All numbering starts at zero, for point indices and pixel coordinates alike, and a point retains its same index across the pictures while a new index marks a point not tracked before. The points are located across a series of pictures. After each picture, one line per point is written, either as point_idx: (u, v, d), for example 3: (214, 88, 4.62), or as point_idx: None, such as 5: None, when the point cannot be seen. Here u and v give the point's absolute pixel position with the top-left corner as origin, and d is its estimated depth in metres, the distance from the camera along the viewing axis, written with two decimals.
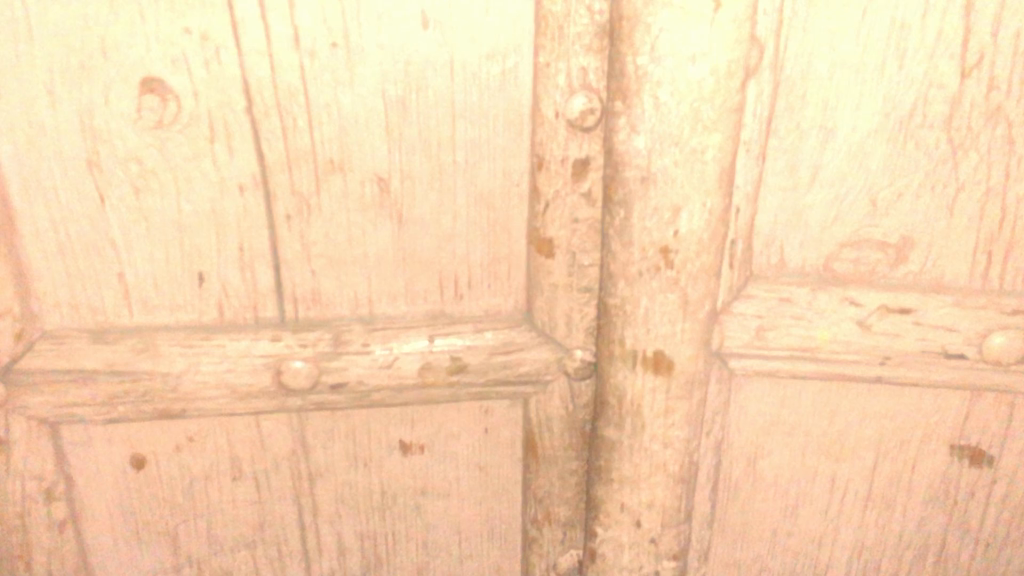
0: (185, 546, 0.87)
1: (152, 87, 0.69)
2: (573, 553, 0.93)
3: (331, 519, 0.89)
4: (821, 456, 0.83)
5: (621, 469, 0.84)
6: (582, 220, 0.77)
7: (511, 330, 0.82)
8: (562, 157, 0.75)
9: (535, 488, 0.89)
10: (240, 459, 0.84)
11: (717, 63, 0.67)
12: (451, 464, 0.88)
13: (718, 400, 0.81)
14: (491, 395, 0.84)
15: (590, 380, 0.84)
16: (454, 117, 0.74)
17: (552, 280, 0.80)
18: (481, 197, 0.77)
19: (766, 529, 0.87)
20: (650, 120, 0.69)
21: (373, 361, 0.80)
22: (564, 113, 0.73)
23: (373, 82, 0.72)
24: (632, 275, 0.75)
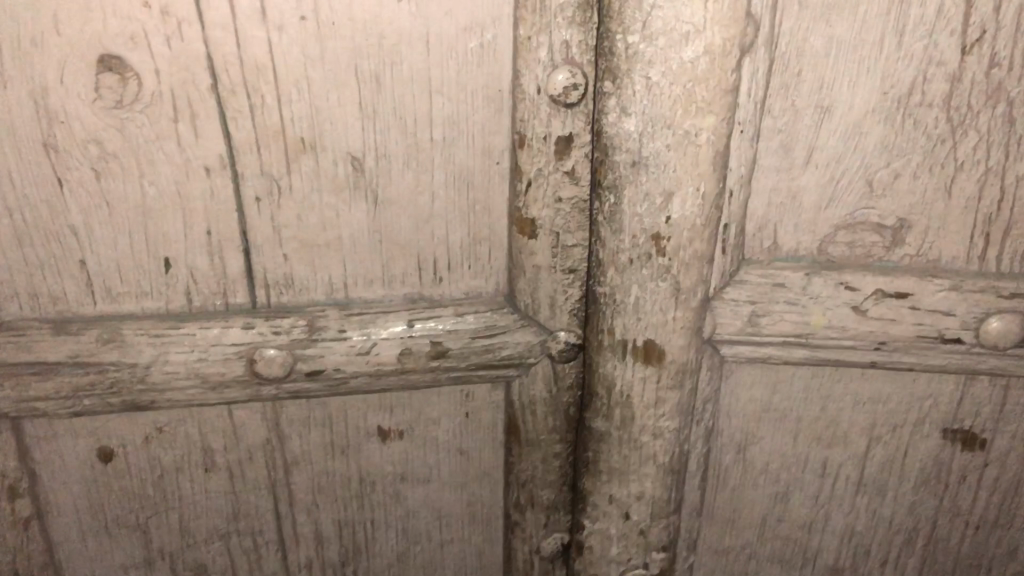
0: (156, 539, 0.84)
1: (110, 65, 0.65)
2: (557, 537, 0.90)
3: (308, 508, 0.86)
4: (812, 442, 0.82)
5: (610, 461, 0.81)
6: (566, 199, 0.73)
7: (493, 313, 0.78)
8: (544, 134, 0.71)
9: (518, 472, 0.86)
10: (213, 449, 0.81)
11: (712, 41, 0.63)
12: (431, 449, 0.86)
13: (709, 388, 0.78)
14: (473, 378, 0.80)
15: (574, 363, 0.80)
16: (432, 94, 0.70)
17: (535, 262, 0.76)
18: (461, 177, 0.74)
19: (755, 514, 0.87)
20: (642, 102, 0.65)
21: (350, 348, 0.77)
22: (545, 89, 0.69)
23: (345, 58, 0.67)
24: (622, 264, 0.71)
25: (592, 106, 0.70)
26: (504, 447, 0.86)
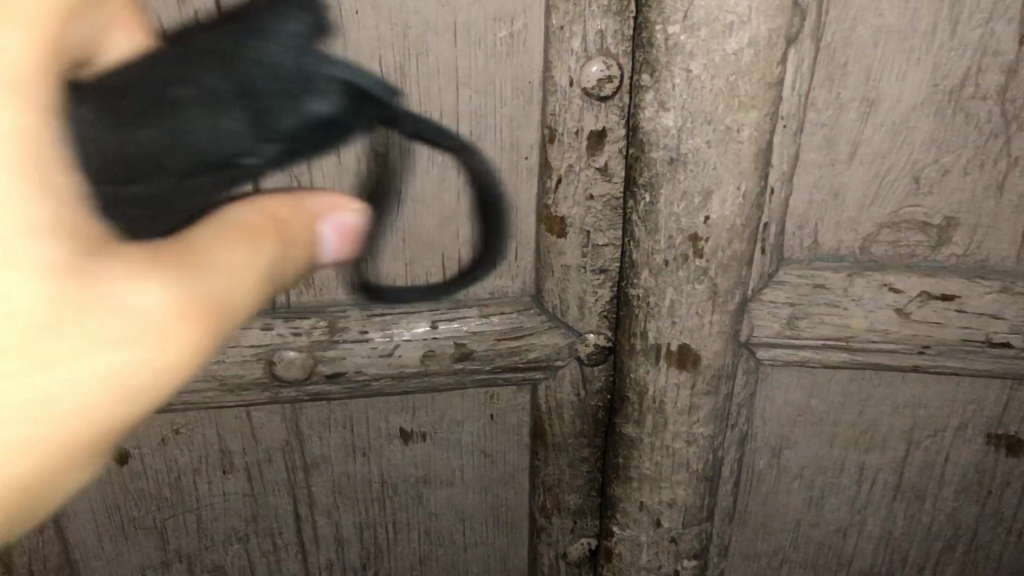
0: (174, 541, 0.83)
1: None
2: (584, 543, 0.87)
3: (327, 510, 0.84)
4: (849, 447, 0.79)
5: (641, 469, 0.79)
6: (598, 196, 0.70)
7: (520, 314, 0.75)
8: (576, 129, 0.67)
9: (544, 476, 0.84)
10: (232, 451, 0.79)
11: (757, 32, 0.59)
12: (454, 452, 0.83)
13: (745, 391, 0.76)
14: (498, 381, 0.78)
15: (604, 366, 0.78)
16: (459, 85, 0.66)
17: (564, 262, 0.73)
18: (486, 173, 0.69)
19: (788, 521, 0.84)
20: (681, 96, 0.62)
21: (372, 349, 0.74)
22: (578, 82, 0.65)
23: (368, 49, 0.64)
24: (657, 266, 0.69)
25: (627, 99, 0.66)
26: (529, 450, 0.84)
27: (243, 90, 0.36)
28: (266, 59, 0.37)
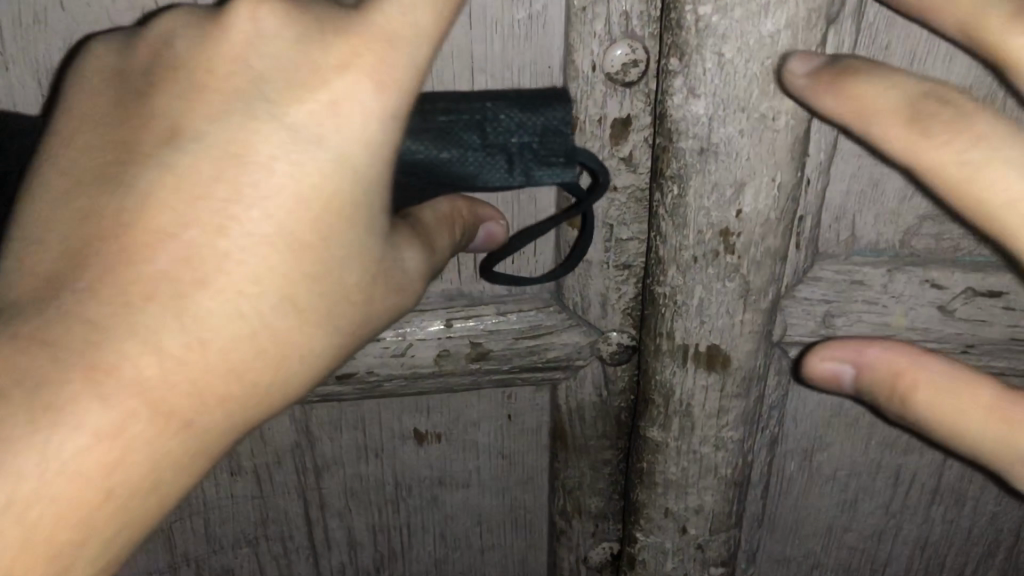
0: (181, 544, 0.81)
1: None
2: (605, 547, 0.86)
3: (340, 513, 0.82)
4: (885, 448, 0.77)
5: (666, 474, 0.77)
6: (621, 188, 0.66)
7: (539, 312, 0.71)
8: (599, 116, 0.63)
9: (565, 479, 0.81)
10: (240, 453, 0.76)
11: (795, 14, 0.55)
12: (471, 453, 0.80)
13: (776, 395, 0.74)
14: (517, 381, 0.75)
15: (627, 366, 0.74)
16: (474, 70, 0.61)
17: (586, 257, 0.69)
18: None
19: (820, 525, 0.83)
20: (712, 81, 0.58)
21: (385, 349, 0.71)
22: (601, 66, 0.61)
23: None
24: (685, 262, 0.66)
25: (653, 85, 0.62)
26: (549, 452, 0.81)
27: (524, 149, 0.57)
28: (554, 122, 0.57)
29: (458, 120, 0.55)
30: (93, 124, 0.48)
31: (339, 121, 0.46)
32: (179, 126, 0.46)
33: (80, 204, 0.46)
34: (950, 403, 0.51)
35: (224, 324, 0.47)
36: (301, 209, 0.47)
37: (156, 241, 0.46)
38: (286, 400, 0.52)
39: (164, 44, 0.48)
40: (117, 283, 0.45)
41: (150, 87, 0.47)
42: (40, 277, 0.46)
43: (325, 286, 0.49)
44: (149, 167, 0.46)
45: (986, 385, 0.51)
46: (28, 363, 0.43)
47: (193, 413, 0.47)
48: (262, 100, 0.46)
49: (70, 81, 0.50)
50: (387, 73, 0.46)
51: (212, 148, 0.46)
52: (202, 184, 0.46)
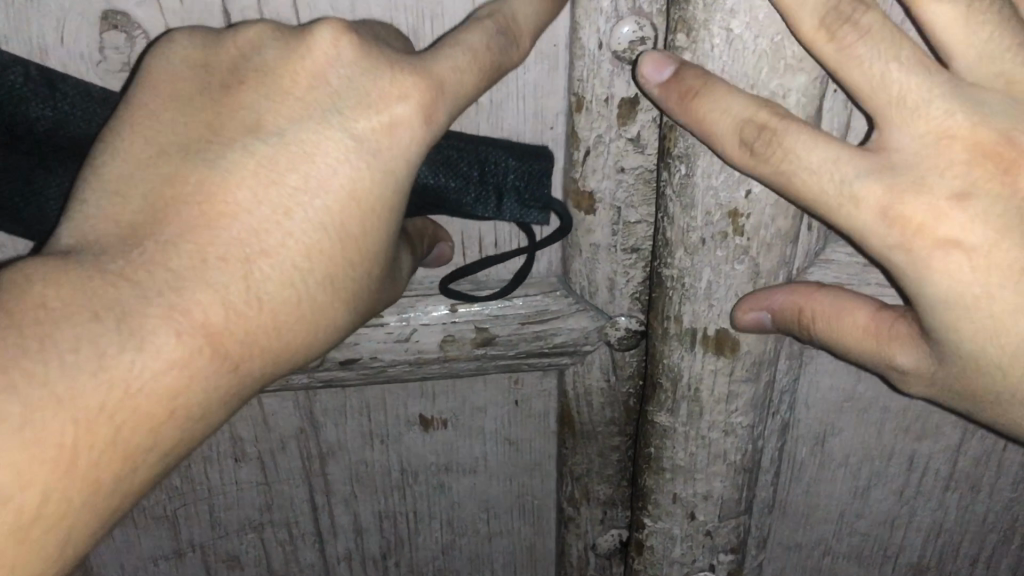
0: (186, 531, 0.80)
1: (115, 23, 0.58)
2: (614, 534, 0.85)
3: (346, 500, 0.81)
4: (899, 434, 0.75)
5: (674, 459, 0.76)
6: (629, 169, 0.64)
7: (546, 296, 0.71)
8: (606, 97, 0.61)
9: (572, 466, 0.80)
10: (244, 439, 0.75)
11: None
12: (477, 440, 0.79)
13: (787, 379, 0.73)
14: (523, 367, 0.74)
15: (635, 351, 0.73)
16: None
17: (592, 241, 0.68)
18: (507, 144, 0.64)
19: (831, 511, 0.82)
20: (720, 58, 0.56)
21: (388, 334, 0.70)
22: (607, 45, 0.59)
23: (379, 11, 0.59)
24: (693, 244, 0.64)
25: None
26: (557, 438, 0.80)
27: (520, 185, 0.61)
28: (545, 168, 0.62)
29: (467, 151, 0.60)
30: (178, 104, 0.51)
31: (393, 143, 0.51)
32: (261, 122, 0.50)
33: (161, 171, 0.50)
34: (833, 323, 0.61)
35: (279, 288, 0.50)
36: (355, 206, 0.51)
37: (233, 212, 0.49)
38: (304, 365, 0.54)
39: (252, 48, 0.51)
40: (194, 243, 0.49)
41: (236, 83, 0.51)
42: (116, 231, 0.48)
43: (361, 272, 0.53)
44: (234, 151, 0.50)
45: (863, 305, 0.60)
46: (116, 295, 0.46)
47: (242, 357, 0.50)
48: (335, 113, 0.50)
49: (150, 59, 0.51)
50: (434, 108, 0.51)
51: (290, 146, 0.50)
52: (276, 170, 0.50)
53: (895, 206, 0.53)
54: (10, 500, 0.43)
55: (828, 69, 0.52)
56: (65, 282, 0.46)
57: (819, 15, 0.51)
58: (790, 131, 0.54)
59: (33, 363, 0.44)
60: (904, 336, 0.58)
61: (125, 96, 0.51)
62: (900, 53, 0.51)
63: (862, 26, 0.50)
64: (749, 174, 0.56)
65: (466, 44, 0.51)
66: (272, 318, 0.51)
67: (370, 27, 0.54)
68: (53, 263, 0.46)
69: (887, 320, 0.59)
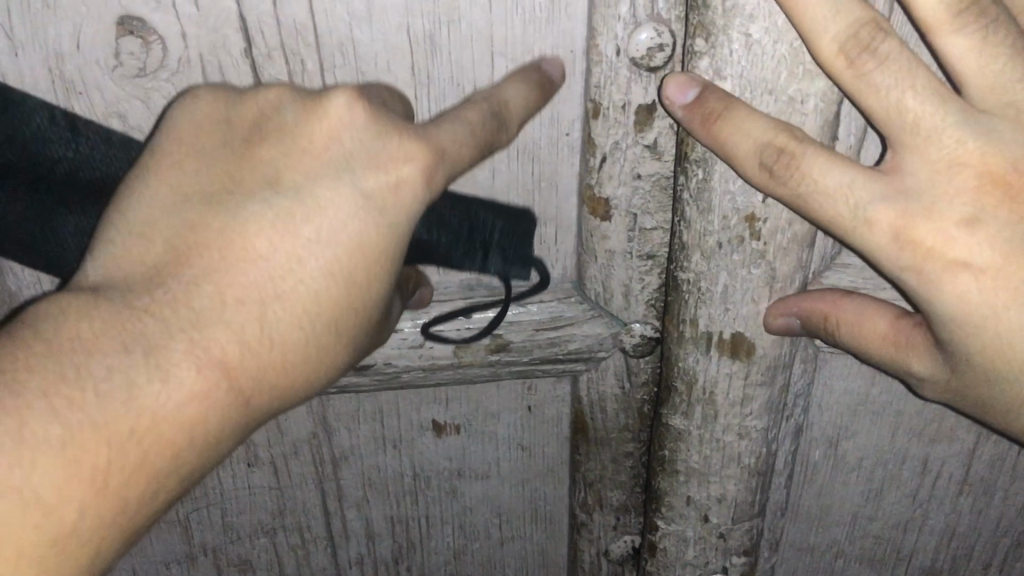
0: (198, 535, 0.80)
1: (130, 29, 0.57)
2: (626, 540, 0.85)
3: (358, 504, 0.81)
4: (913, 438, 0.75)
5: (688, 462, 0.76)
6: (645, 175, 0.64)
7: (560, 302, 0.70)
8: (623, 103, 0.61)
9: (585, 472, 0.80)
10: (257, 444, 0.75)
11: None
12: (490, 444, 0.79)
13: (802, 381, 0.72)
14: (537, 373, 0.74)
15: (650, 358, 0.73)
16: (494, 55, 0.60)
17: (608, 247, 0.67)
18: (524, 149, 0.64)
19: (845, 515, 0.81)
20: (739, 63, 0.56)
21: (402, 340, 0.70)
22: (625, 51, 0.59)
23: (395, 16, 0.58)
24: (710, 248, 0.64)
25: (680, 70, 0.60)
26: (570, 444, 0.79)
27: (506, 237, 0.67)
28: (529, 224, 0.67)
29: (458, 207, 0.64)
30: (204, 156, 0.53)
31: (397, 202, 0.53)
32: (279, 176, 0.53)
33: (185, 217, 0.52)
34: (856, 330, 0.62)
35: (289, 328, 0.53)
36: (360, 255, 0.54)
37: (250, 258, 0.52)
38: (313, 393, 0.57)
39: (273, 108, 0.54)
40: (213, 286, 0.52)
41: (257, 139, 0.54)
42: (140, 269, 0.51)
43: (366, 314, 0.56)
44: (253, 202, 0.53)
45: (884, 312, 0.61)
46: (141, 327, 0.50)
47: (253, 391, 0.53)
48: (346, 172, 0.53)
49: (176, 111, 0.54)
50: (434, 172, 0.54)
51: (304, 201, 0.53)
52: (291, 220, 0.53)
53: (905, 225, 0.54)
54: (51, 512, 0.46)
55: (845, 91, 0.53)
56: (95, 314, 0.49)
57: (839, 40, 0.51)
58: (808, 154, 0.55)
59: (70, 387, 0.47)
60: (921, 347, 0.59)
61: (154, 147, 0.54)
62: (915, 80, 0.52)
63: (881, 54, 0.51)
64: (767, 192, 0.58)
65: (466, 120, 0.55)
66: (280, 357, 0.54)
67: (375, 93, 0.57)
68: (86, 298, 0.49)
69: (909, 327, 0.60)
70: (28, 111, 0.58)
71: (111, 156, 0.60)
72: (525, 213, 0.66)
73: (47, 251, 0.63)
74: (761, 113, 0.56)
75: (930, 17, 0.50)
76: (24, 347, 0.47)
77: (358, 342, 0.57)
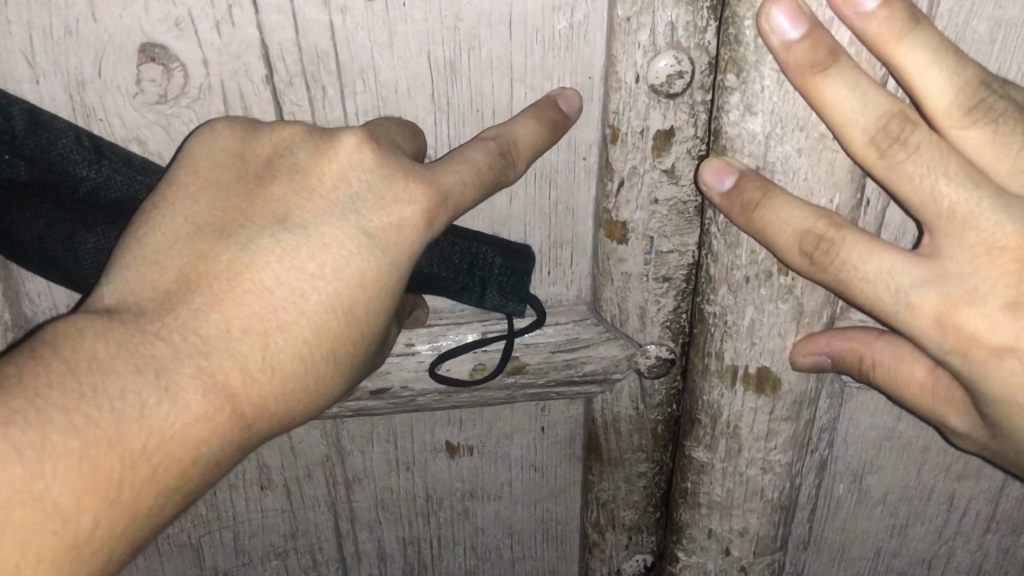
0: (209, 558, 0.79)
1: (152, 55, 0.57)
2: (638, 559, 0.83)
3: (370, 526, 0.80)
4: (939, 473, 0.74)
5: (710, 495, 0.76)
6: (663, 200, 0.64)
7: (575, 325, 0.69)
8: (642, 129, 0.60)
9: (598, 492, 0.79)
10: (270, 467, 0.74)
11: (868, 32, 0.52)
12: (505, 464, 0.78)
13: (828, 416, 0.72)
14: (552, 395, 0.73)
15: (664, 379, 0.72)
16: (513, 83, 0.60)
17: (625, 268, 0.67)
18: (542, 173, 0.63)
19: (869, 549, 0.80)
20: (770, 99, 0.58)
21: (420, 363, 0.69)
22: (644, 78, 0.59)
23: (416, 43, 0.58)
24: (737, 283, 0.65)
25: (699, 96, 0.60)
26: (583, 463, 0.79)
27: (505, 273, 0.64)
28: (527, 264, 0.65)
29: (457, 245, 0.61)
30: (218, 188, 0.53)
31: (400, 243, 0.54)
32: (289, 215, 0.53)
33: (198, 247, 0.52)
34: (892, 374, 0.63)
35: (289, 357, 0.53)
36: (361, 292, 0.54)
37: (255, 289, 0.52)
38: (315, 412, 0.57)
39: (287, 147, 0.54)
40: (221, 314, 0.51)
41: (270, 176, 0.54)
42: (152, 295, 0.51)
43: (364, 345, 0.56)
44: (263, 234, 0.53)
45: (923, 359, 0.62)
46: (156, 350, 0.49)
47: (255, 416, 0.53)
48: (353, 212, 0.53)
49: (191, 143, 0.55)
50: (436, 216, 0.54)
51: (312, 237, 0.53)
52: (298, 256, 0.53)
53: (944, 303, 0.55)
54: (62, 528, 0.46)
55: (881, 179, 0.55)
56: (109, 335, 0.48)
57: (869, 134, 0.54)
58: (847, 241, 0.57)
59: (85, 406, 0.47)
60: (957, 402, 0.61)
61: (167, 178, 0.54)
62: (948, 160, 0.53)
63: (911, 144, 0.53)
64: (807, 277, 0.60)
65: (472, 161, 0.55)
66: (278, 386, 0.53)
67: (386, 129, 0.56)
68: (103, 321, 0.49)
69: (944, 380, 0.62)
70: (58, 131, 0.56)
71: (134, 180, 0.58)
72: (521, 250, 0.65)
73: (66, 266, 0.60)
74: (799, 201, 0.58)
75: (943, 111, 0.53)
76: (42, 367, 0.47)
77: (351, 372, 0.57)
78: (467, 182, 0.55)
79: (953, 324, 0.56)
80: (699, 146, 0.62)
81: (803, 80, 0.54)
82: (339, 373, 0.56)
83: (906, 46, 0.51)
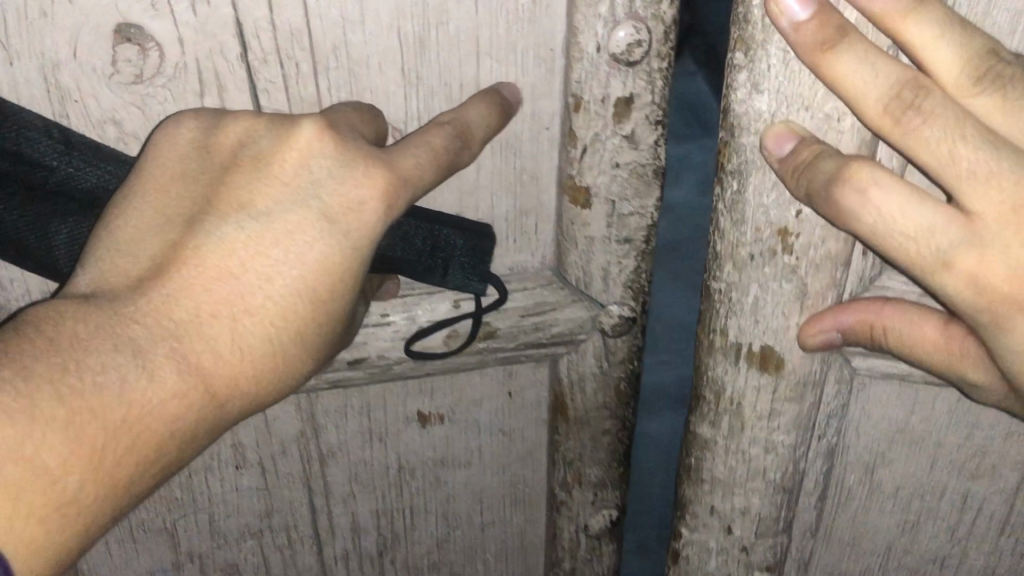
0: (185, 541, 0.78)
1: (129, 35, 0.56)
2: (604, 515, 0.84)
3: (343, 500, 0.80)
4: (953, 471, 0.71)
5: (713, 471, 0.74)
6: (621, 164, 0.63)
7: (542, 289, 0.69)
8: (602, 97, 0.60)
9: (565, 451, 0.79)
10: (245, 445, 0.73)
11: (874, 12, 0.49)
12: (472, 433, 0.78)
13: (835, 403, 0.69)
14: (521, 358, 0.73)
15: (627, 336, 0.72)
16: (480, 57, 0.59)
17: (587, 234, 0.66)
18: (505, 145, 0.62)
19: (878, 545, 0.77)
20: (776, 78, 0.55)
21: (396, 331, 0.68)
22: (606, 48, 0.58)
23: (387, 19, 0.57)
24: (742, 259, 0.63)
25: (656, 64, 0.59)
26: (549, 424, 0.79)
27: (470, 253, 0.63)
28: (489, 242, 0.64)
29: (417, 230, 0.60)
30: (184, 180, 0.53)
31: (359, 225, 0.52)
32: (254, 202, 0.52)
33: (168, 236, 0.52)
34: (903, 339, 0.59)
35: (258, 342, 0.53)
36: (328, 278, 0.53)
37: (223, 275, 0.52)
38: (291, 391, 0.57)
39: (249, 138, 0.53)
40: (186, 303, 0.51)
41: (234, 166, 0.53)
42: (126, 282, 0.51)
43: (330, 328, 0.55)
44: (228, 224, 0.52)
45: (933, 317, 0.58)
46: (133, 333, 0.49)
47: (229, 396, 0.53)
48: (314, 198, 0.52)
49: (157, 137, 0.54)
50: (395, 196, 0.52)
51: (275, 226, 0.52)
52: (263, 243, 0.52)
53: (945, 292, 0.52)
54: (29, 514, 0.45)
55: (903, 150, 0.51)
56: (78, 316, 0.48)
57: (883, 101, 0.50)
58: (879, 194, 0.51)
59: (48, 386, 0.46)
60: (975, 355, 0.57)
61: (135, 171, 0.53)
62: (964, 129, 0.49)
63: (926, 111, 0.49)
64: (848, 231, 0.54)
65: (428, 144, 0.54)
66: (248, 369, 0.53)
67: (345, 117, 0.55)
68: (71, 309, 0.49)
69: (960, 334, 0.58)
70: (29, 124, 0.56)
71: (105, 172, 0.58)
72: (483, 231, 0.64)
73: (37, 254, 0.59)
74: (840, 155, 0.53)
75: (954, 83, 0.50)
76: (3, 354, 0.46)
77: (324, 350, 0.56)
78: (422, 166, 0.53)
79: (963, 308, 0.53)
80: (657, 111, 0.61)
81: (813, 59, 0.51)
82: (310, 353, 0.55)
83: (913, 23, 0.49)
